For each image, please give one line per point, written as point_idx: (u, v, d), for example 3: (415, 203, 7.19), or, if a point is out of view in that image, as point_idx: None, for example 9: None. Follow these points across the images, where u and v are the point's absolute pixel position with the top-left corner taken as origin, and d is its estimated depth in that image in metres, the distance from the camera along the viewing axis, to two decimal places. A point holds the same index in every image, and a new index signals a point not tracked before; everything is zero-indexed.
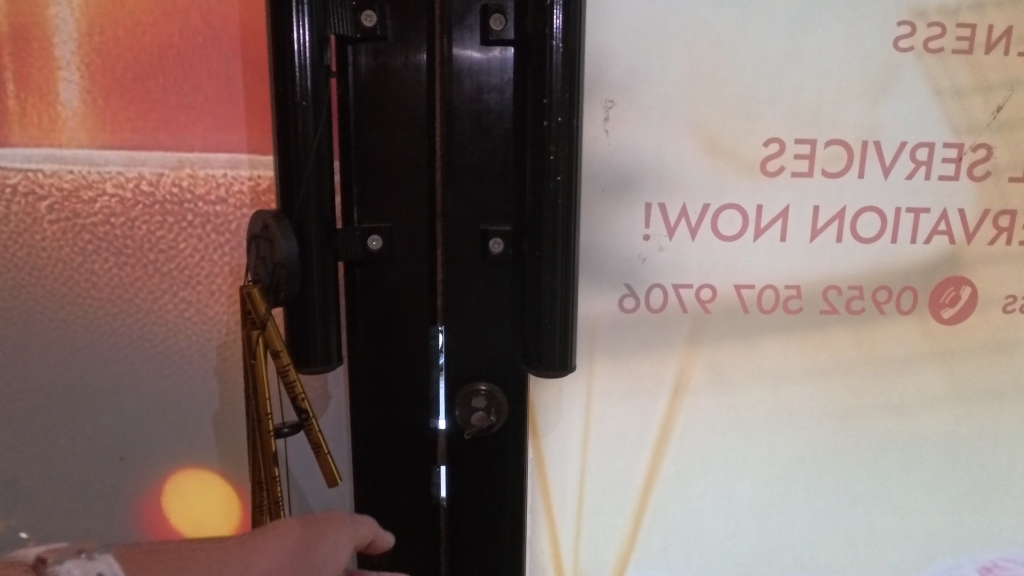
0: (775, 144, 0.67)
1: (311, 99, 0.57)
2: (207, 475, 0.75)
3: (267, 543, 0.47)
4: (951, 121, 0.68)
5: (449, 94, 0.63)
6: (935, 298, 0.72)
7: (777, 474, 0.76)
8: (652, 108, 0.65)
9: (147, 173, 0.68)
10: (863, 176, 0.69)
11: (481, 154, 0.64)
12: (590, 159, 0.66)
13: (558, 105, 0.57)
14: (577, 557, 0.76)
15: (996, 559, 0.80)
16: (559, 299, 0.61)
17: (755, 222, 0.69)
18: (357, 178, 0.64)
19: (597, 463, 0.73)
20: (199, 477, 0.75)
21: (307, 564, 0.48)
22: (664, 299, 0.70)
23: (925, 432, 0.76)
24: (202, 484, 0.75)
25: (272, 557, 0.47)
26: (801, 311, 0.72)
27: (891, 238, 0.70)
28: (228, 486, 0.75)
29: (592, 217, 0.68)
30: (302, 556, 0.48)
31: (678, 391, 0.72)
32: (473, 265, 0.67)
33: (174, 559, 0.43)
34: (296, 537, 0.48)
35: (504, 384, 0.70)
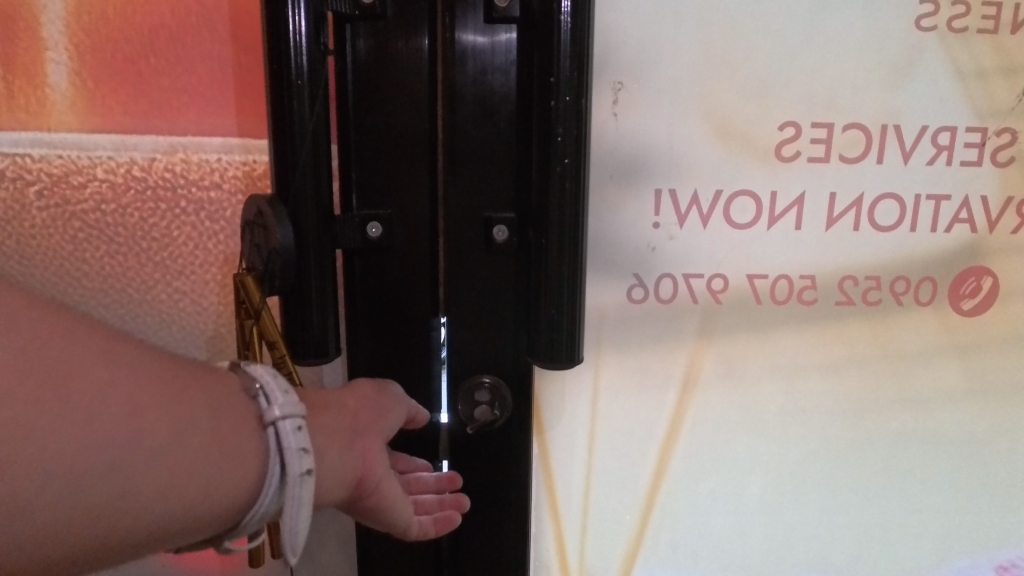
0: (791, 128, 0.65)
1: (306, 79, 0.55)
2: None
3: (349, 391, 0.52)
4: (974, 104, 0.65)
5: (452, 75, 0.61)
6: (955, 289, 0.70)
7: (789, 471, 0.73)
8: (662, 90, 0.63)
9: (139, 158, 0.66)
10: (882, 162, 0.66)
11: (485, 138, 0.62)
12: (598, 144, 0.64)
13: (566, 84, 0.54)
14: (582, 554, 0.74)
15: (1014, 558, 0.78)
16: (566, 288, 0.58)
17: (769, 209, 0.67)
18: (355, 163, 0.61)
19: (604, 459, 0.71)
20: None
21: (386, 409, 0.54)
22: (674, 289, 0.68)
23: (943, 428, 0.73)
24: None
25: (358, 397, 0.52)
26: (816, 302, 0.69)
27: (910, 226, 0.68)
28: None
29: (600, 204, 0.65)
30: (380, 401, 0.54)
31: (688, 384, 0.70)
32: (476, 254, 0.64)
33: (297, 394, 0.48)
34: (373, 389, 0.54)
35: (509, 377, 0.68)
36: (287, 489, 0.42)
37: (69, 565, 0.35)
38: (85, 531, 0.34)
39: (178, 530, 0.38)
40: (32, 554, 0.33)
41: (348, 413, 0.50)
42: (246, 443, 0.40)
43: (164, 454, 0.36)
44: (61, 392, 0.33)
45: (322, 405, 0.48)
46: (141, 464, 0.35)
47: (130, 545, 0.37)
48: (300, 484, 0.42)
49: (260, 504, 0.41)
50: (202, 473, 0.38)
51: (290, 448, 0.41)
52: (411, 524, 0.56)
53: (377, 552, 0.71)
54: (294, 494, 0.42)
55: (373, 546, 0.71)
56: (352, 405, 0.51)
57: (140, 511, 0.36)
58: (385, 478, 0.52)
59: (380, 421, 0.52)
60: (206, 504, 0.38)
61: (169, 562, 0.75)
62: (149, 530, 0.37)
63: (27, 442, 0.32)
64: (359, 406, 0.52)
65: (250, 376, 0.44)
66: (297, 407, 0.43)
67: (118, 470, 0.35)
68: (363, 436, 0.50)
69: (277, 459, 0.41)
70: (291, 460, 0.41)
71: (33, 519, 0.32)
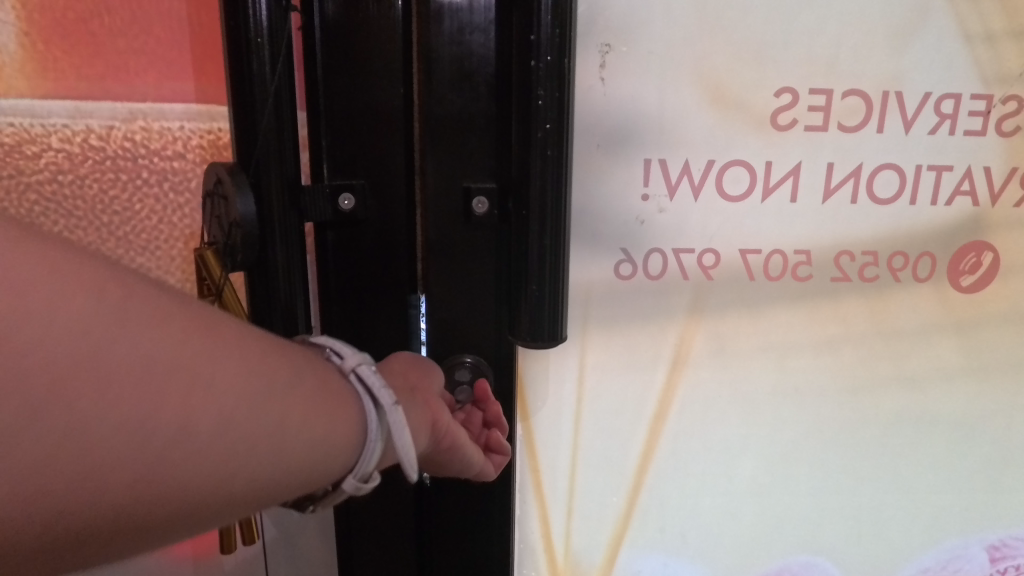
0: (788, 95, 0.61)
1: (266, 36, 0.51)
2: None
3: (389, 361, 0.51)
4: (981, 69, 0.62)
5: (427, 36, 0.56)
6: (955, 264, 0.67)
7: (780, 451, 0.71)
8: (653, 54, 0.59)
9: (96, 126, 0.61)
10: (883, 131, 0.63)
11: (464, 104, 0.58)
12: (584, 111, 0.60)
13: (547, 42, 0.50)
14: (568, 537, 0.72)
15: (1005, 538, 0.77)
16: (548, 264, 0.55)
17: (763, 180, 0.63)
18: (326, 130, 0.58)
19: (590, 441, 0.69)
20: None
21: (425, 364, 0.52)
22: (663, 265, 0.65)
23: (937, 407, 0.71)
24: None
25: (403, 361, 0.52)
26: (810, 278, 0.67)
27: (910, 199, 0.65)
28: None
29: (586, 174, 0.62)
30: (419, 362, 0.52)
31: (677, 364, 0.67)
32: (456, 228, 0.61)
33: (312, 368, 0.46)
34: (410, 356, 0.53)
35: (489, 355, 0.65)
36: (387, 417, 0.39)
37: (202, 522, 0.30)
38: (239, 478, 0.31)
39: (308, 476, 0.35)
40: (172, 506, 0.29)
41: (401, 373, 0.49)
42: (340, 387, 0.37)
43: (292, 395, 0.33)
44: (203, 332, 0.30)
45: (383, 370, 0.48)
46: (284, 401, 0.33)
47: (275, 495, 0.33)
48: (395, 412, 0.39)
49: (368, 442, 0.38)
50: (328, 411, 0.35)
51: (373, 382, 0.39)
52: (487, 465, 0.56)
53: (354, 535, 0.69)
54: (395, 421, 0.39)
55: (352, 530, 0.69)
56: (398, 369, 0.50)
57: (276, 454, 0.32)
58: (451, 419, 0.49)
59: (429, 377, 0.51)
60: (334, 444, 0.36)
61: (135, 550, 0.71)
62: (284, 477, 0.33)
63: (171, 380, 0.28)
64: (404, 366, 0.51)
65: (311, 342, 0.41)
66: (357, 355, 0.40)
67: (268, 408, 0.32)
68: (420, 387, 0.48)
69: (366, 397, 0.39)
70: (380, 392, 0.39)
71: (177, 461, 0.28)
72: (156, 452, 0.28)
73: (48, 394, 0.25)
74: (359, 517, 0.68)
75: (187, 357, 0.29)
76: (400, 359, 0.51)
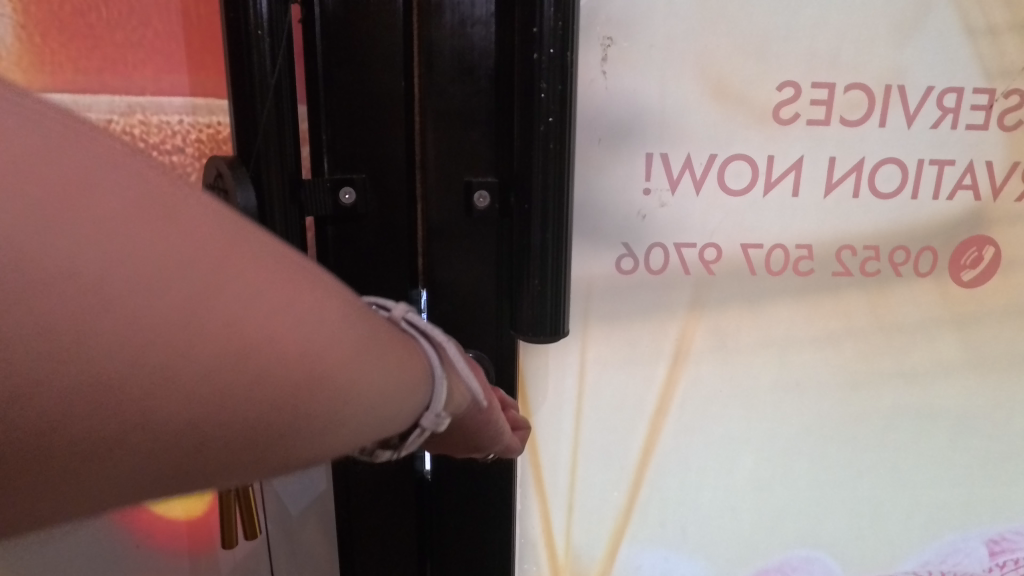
0: (790, 89, 0.61)
1: (266, 29, 0.50)
2: None
3: None
4: (983, 63, 0.62)
5: (428, 29, 0.56)
6: (957, 259, 0.67)
7: (780, 446, 0.72)
8: (654, 47, 0.59)
9: (94, 120, 0.61)
10: (885, 125, 0.63)
11: (465, 97, 0.58)
12: (585, 104, 0.60)
13: (550, 34, 0.50)
14: (569, 531, 0.72)
15: (1003, 532, 0.77)
16: (549, 259, 0.55)
17: (765, 175, 0.63)
18: (327, 124, 0.57)
19: (591, 435, 0.69)
20: None
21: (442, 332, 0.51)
22: (665, 260, 0.65)
23: (938, 402, 0.72)
24: None
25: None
26: (812, 272, 0.66)
27: (912, 193, 0.65)
28: None
29: (587, 169, 0.62)
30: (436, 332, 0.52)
31: (678, 358, 0.67)
32: (457, 222, 0.61)
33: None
34: None
35: (491, 350, 0.64)
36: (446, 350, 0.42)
37: (321, 442, 0.30)
38: (358, 399, 0.31)
39: (400, 405, 0.35)
40: (303, 415, 0.29)
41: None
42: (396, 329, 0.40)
43: (385, 329, 0.35)
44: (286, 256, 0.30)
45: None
46: (382, 333, 0.34)
47: (380, 424, 0.34)
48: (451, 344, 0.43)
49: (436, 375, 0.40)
50: (409, 350, 0.37)
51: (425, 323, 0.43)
52: (513, 439, 0.54)
53: (357, 537, 0.69)
54: (451, 353, 0.43)
55: (353, 528, 0.68)
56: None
57: (381, 378, 0.33)
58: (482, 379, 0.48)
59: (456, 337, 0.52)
60: (418, 379, 0.37)
61: (144, 542, 0.72)
62: (390, 403, 0.34)
63: (300, 290, 0.29)
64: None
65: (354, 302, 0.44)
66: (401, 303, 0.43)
67: (373, 335, 0.33)
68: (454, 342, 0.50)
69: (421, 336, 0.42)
70: (433, 330, 0.42)
71: (313, 369, 0.28)
72: (294, 357, 0.28)
73: (204, 285, 0.25)
74: (361, 515, 0.68)
75: (296, 272, 0.29)
76: None
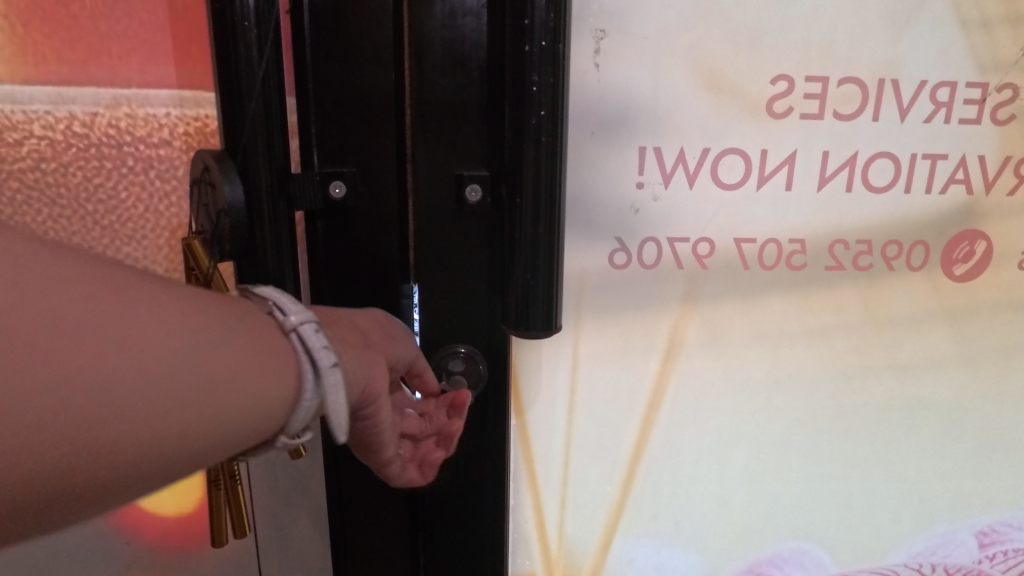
0: (784, 82, 0.61)
1: (253, 19, 0.49)
2: None
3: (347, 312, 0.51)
4: (977, 56, 0.62)
5: (419, 20, 0.55)
6: (949, 253, 0.67)
7: (773, 439, 0.72)
8: (647, 39, 0.58)
9: (79, 112, 0.60)
10: (878, 119, 0.63)
11: (456, 89, 0.57)
12: (578, 97, 0.59)
13: (542, 26, 0.50)
14: (562, 526, 0.72)
15: (993, 524, 0.78)
16: (541, 253, 0.55)
17: (758, 168, 0.63)
18: (316, 117, 0.57)
19: (583, 430, 0.69)
20: None
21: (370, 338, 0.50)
22: (658, 254, 0.64)
23: (929, 395, 0.72)
24: None
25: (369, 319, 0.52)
26: (805, 266, 0.66)
27: (905, 186, 0.65)
28: None
29: (579, 162, 0.61)
30: (381, 328, 0.53)
31: (671, 352, 0.67)
32: (447, 216, 0.60)
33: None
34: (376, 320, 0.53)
35: (483, 344, 0.65)
36: (321, 379, 0.41)
37: (141, 458, 0.33)
38: (170, 424, 0.34)
39: (225, 426, 0.37)
40: (111, 439, 0.32)
41: (356, 328, 0.50)
42: (276, 344, 0.40)
43: (222, 349, 0.37)
44: (122, 296, 0.34)
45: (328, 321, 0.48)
46: (213, 354, 0.36)
47: (208, 443, 0.36)
48: (331, 374, 0.42)
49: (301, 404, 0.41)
50: (255, 372, 0.38)
51: (314, 345, 0.41)
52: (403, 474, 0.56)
53: (349, 534, 0.69)
54: (329, 384, 0.41)
55: (346, 522, 0.69)
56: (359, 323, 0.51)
57: (202, 398, 0.35)
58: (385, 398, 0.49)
59: (390, 345, 0.52)
60: (256, 405, 0.38)
61: (133, 540, 0.73)
62: (215, 423, 0.36)
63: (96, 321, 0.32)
64: (370, 326, 0.52)
65: (260, 296, 0.43)
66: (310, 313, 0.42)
67: (199, 360, 0.35)
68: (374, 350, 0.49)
69: (305, 356, 0.41)
70: (319, 353, 0.41)
71: (114, 396, 0.32)
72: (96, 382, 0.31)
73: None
74: (353, 508, 0.68)
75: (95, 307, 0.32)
76: (366, 321, 0.52)
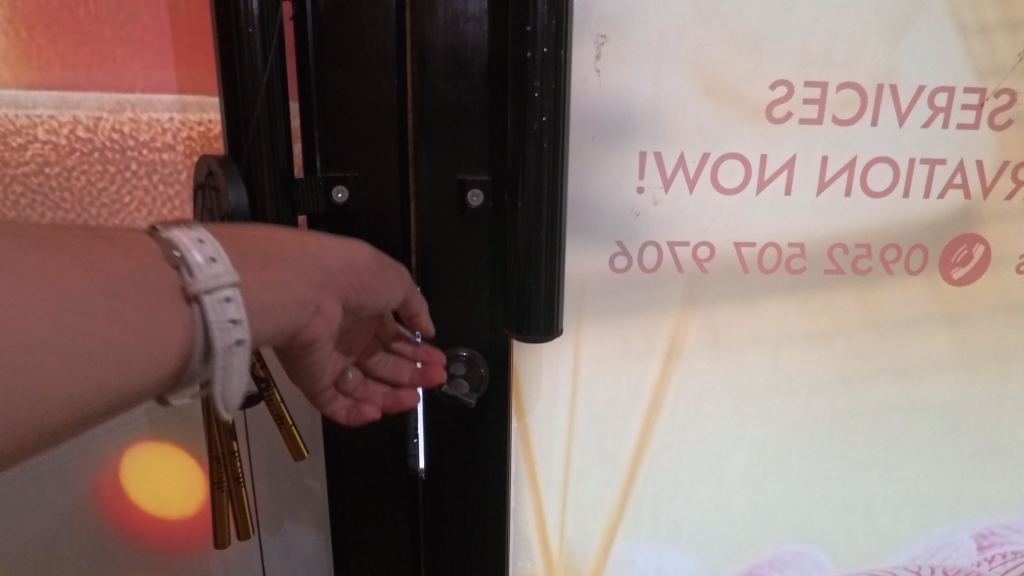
0: (783, 88, 0.61)
1: (258, 26, 0.50)
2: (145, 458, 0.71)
3: (328, 247, 0.50)
4: (974, 62, 0.62)
5: (421, 25, 0.55)
6: (948, 256, 0.67)
7: (773, 441, 0.72)
8: (648, 44, 0.59)
9: (83, 117, 0.61)
10: (877, 124, 0.63)
11: (458, 94, 0.57)
12: (580, 102, 0.60)
13: (544, 33, 0.50)
14: (562, 528, 0.72)
15: (992, 526, 0.78)
16: (542, 257, 0.55)
17: (758, 172, 0.63)
18: (319, 122, 0.57)
19: (584, 433, 0.69)
20: (137, 462, 0.71)
21: (333, 281, 0.50)
22: (658, 258, 0.65)
23: (928, 398, 0.72)
24: (140, 468, 0.71)
25: (347, 263, 0.51)
26: (804, 270, 0.67)
27: (904, 191, 0.65)
28: (168, 461, 0.71)
29: (580, 166, 0.62)
30: (361, 278, 0.53)
31: (671, 355, 0.68)
32: (449, 220, 0.60)
33: (251, 241, 0.46)
34: (368, 265, 0.53)
35: (485, 348, 0.65)
36: (217, 357, 0.41)
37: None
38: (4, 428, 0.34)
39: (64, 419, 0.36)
40: None
41: (319, 273, 0.49)
42: (172, 311, 0.40)
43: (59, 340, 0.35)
44: None
45: (284, 261, 0.47)
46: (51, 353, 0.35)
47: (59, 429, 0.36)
48: (231, 352, 0.41)
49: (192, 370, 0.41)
50: (117, 355, 0.38)
51: (218, 318, 0.40)
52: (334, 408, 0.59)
53: (351, 537, 0.69)
54: (226, 361, 0.41)
55: (348, 524, 0.69)
56: (329, 266, 0.50)
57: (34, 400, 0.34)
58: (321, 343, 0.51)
59: (354, 292, 0.52)
60: (125, 383, 0.38)
61: (135, 542, 0.74)
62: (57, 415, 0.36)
63: None
64: (339, 269, 0.51)
65: (170, 241, 0.42)
66: (228, 276, 0.41)
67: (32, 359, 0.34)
68: (323, 304, 0.49)
69: (205, 328, 0.41)
70: (221, 331, 0.41)
71: None
72: None
73: None
74: (354, 510, 0.69)
75: None
76: (348, 266, 0.51)
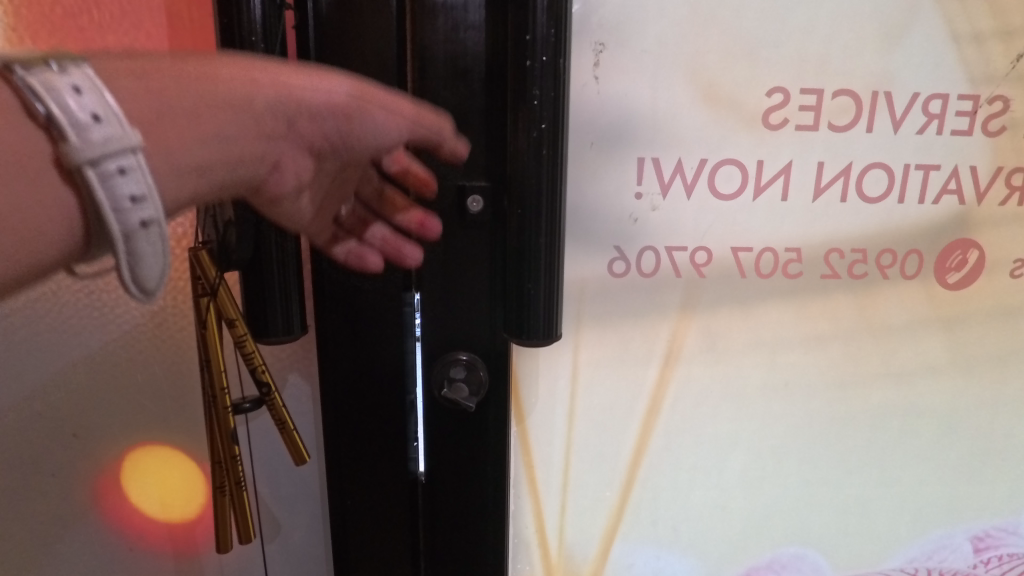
0: (779, 95, 0.62)
1: (262, 35, 0.51)
2: (145, 459, 0.71)
3: (303, 84, 0.44)
4: (968, 69, 0.63)
5: (421, 34, 0.56)
6: (942, 261, 0.68)
7: (770, 445, 0.73)
8: (645, 52, 0.59)
9: None
10: (873, 130, 0.64)
11: (458, 101, 0.58)
12: (579, 109, 0.60)
13: (543, 42, 0.51)
14: (562, 531, 0.73)
15: (988, 529, 0.79)
16: (541, 262, 0.56)
17: (754, 178, 0.64)
18: None
19: (583, 436, 0.69)
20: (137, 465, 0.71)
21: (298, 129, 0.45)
22: (656, 263, 0.65)
23: (924, 401, 0.73)
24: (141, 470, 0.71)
25: (321, 103, 0.44)
26: (801, 275, 0.67)
27: (899, 197, 0.66)
28: (168, 461, 0.71)
29: (578, 172, 0.62)
30: (347, 119, 0.46)
31: (670, 359, 0.68)
32: (449, 225, 0.61)
33: (177, 76, 0.39)
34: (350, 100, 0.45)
35: (485, 353, 0.65)
36: (128, 243, 0.36)
37: None
38: None
39: None
40: None
41: (277, 109, 0.43)
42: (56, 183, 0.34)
43: None
44: None
45: (226, 105, 0.40)
46: None
47: None
48: (143, 232, 0.37)
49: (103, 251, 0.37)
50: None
51: (110, 197, 0.35)
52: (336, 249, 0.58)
53: (351, 540, 0.70)
54: (139, 243, 0.37)
55: (348, 527, 0.69)
56: (287, 111, 0.43)
57: None
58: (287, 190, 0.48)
59: (331, 138, 0.46)
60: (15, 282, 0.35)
61: (136, 546, 0.74)
62: None
63: None
64: (314, 104, 0.44)
65: (30, 90, 0.34)
66: (119, 142, 0.35)
67: None
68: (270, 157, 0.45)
69: (101, 204, 0.35)
70: (125, 213, 0.36)
71: None
72: None
73: None
74: (354, 513, 0.69)
75: None
76: (325, 99, 0.44)
